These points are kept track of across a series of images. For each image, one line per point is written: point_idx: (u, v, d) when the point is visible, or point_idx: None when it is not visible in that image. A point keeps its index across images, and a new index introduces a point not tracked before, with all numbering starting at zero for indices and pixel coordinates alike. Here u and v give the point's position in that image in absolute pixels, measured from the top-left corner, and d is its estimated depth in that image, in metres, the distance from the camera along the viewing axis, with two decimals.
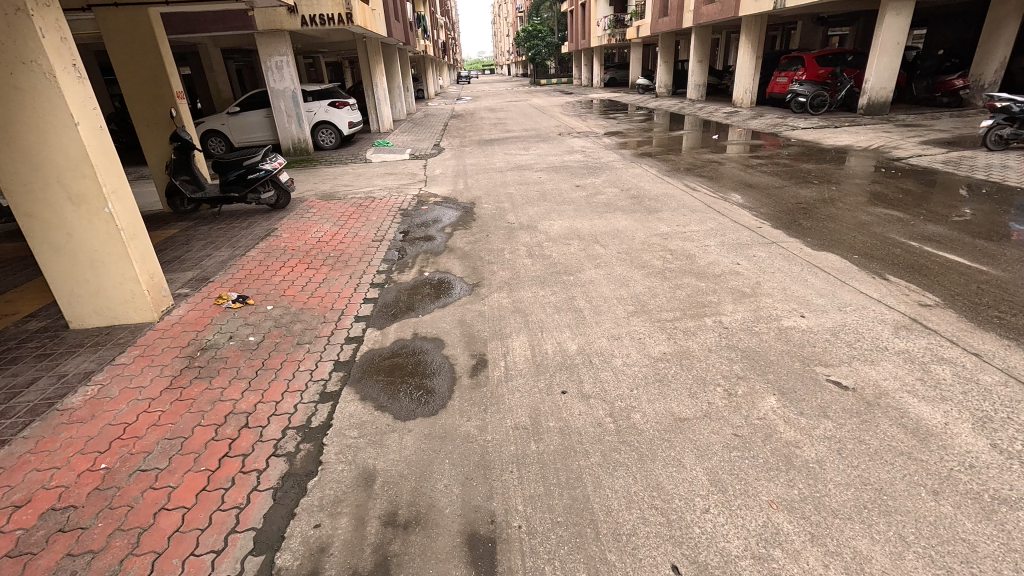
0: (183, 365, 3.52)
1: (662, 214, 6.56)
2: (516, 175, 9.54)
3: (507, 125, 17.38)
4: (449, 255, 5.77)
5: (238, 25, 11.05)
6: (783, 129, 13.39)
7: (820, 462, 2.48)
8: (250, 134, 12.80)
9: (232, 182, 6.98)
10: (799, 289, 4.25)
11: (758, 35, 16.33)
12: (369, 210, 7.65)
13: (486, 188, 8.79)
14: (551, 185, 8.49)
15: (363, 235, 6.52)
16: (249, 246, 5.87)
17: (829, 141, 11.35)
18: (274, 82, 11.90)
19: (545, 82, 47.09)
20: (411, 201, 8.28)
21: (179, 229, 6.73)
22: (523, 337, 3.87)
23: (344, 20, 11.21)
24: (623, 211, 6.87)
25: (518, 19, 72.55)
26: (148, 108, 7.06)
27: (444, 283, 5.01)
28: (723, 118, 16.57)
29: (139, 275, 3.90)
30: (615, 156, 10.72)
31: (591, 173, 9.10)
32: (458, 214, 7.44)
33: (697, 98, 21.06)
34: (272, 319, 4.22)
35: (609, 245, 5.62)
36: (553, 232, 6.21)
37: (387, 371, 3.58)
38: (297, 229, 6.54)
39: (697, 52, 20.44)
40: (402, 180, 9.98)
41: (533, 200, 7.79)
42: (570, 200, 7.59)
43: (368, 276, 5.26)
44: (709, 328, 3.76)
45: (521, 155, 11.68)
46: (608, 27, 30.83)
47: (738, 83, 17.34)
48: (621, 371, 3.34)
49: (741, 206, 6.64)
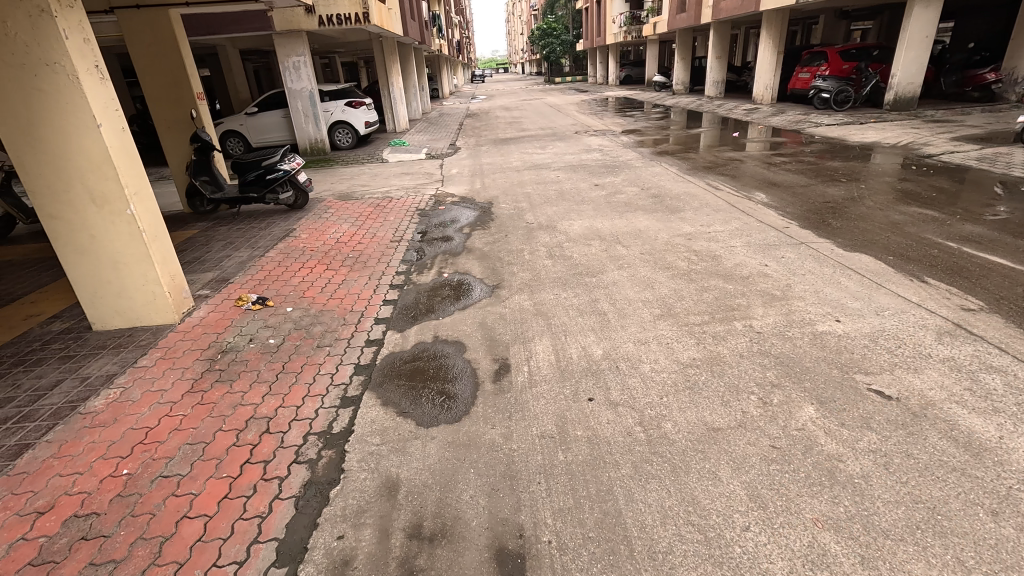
0: (204, 367, 3.49)
1: (684, 214, 6.41)
2: (533, 174, 9.44)
3: (522, 124, 17.29)
4: (468, 256, 5.69)
5: (257, 26, 11.12)
6: (806, 126, 13.08)
7: (865, 477, 2.35)
8: (267, 134, 12.88)
9: (251, 183, 7.00)
10: (832, 292, 4.09)
11: (779, 30, 15.99)
12: (387, 211, 7.62)
13: (503, 187, 8.71)
14: (570, 184, 8.38)
15: (381, 236, 6.47)
16: (268, 246, 5.85)
17: (855, 137, 11.05)
18: (292, 83, 11.94)
19: (559, 80, 46.81)
20: (428, 201, 8.23)
21: (199, 230, 6.76)
22: (546, 341, 3.78)
23: (361, 19, 11.20)
24: (644, 210, 6.74)
25: (532, 16, 72.25)
26: (169, 110, 7.10)
27: (463, 285, 4.94)
28: (743, 115, 16.27)
29: (161, 276, 3.89)
30: (634, 155, 10.56)
31: (610, 172, 8.96)
32: (476, 214, 7.37)
33: (715, 95, 20.73)
34: (292, 321, 4.18)
35: (630, 246, 5.51)
36: (573, 233, 6.11)
37: (408, 375, 3.51)
38: (316, 230, 6.52)
39: (716, 48, 20.09)
40: (419, 179, 9.94)
41: (551, 200, 7.69)
42: (589, 200, 7.47)
43: (386, 278, 5.21)
44: (739, 333, 3.63)
45: (537, 154, 11.59)
46: (624, 24, 30.50)
47: (758, 79, 16.99)
48: (649, 378, 3.23)
49: (766, 206, 6.46)
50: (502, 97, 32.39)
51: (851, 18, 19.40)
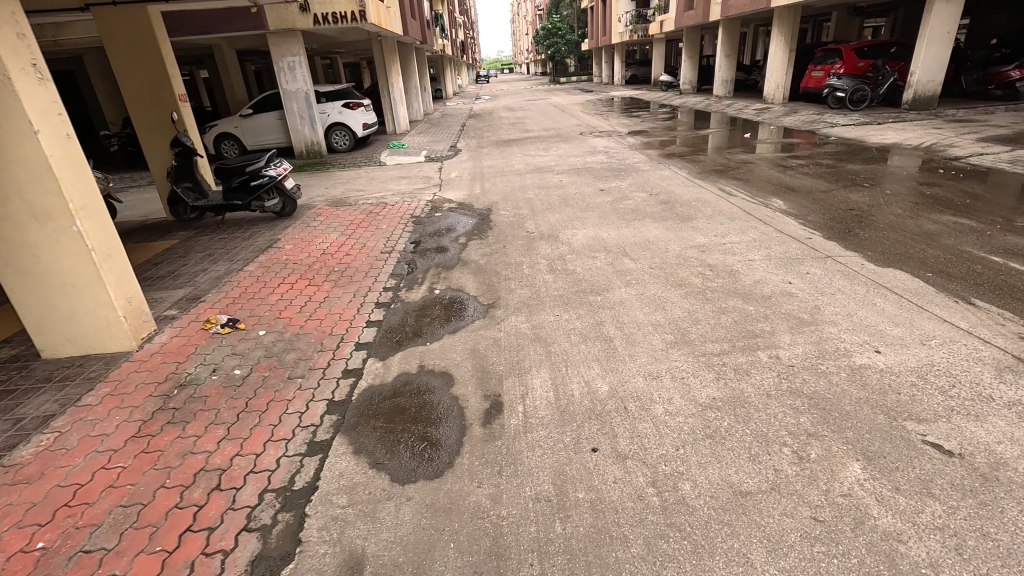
0: (155, 406, 3.08)
1: (697, 222, 5.96)
2: (536, 178, 9.01)
3: (526, 125, 16.86)
4: (462, 270, 5.27)
5: (251, 25, 10.73)
6: (821, 126, 12.55)
7: (934, 566, 1.90)
8: (263, 137, 12.53)
9: (235, 190, 6.61)
10: (866, 316, 3.63)
11: (791, 27, 15.48)
12: (380, 218, 7.21)
13: (504, 192, 8.28)
14: (573, 189, 7.95)
15: (371, 247, 6.07)
16: (248, 259, 5.45)
17: (874, 138, 10.54)
18: (287, 83, 11.58)
19: (564, 80, 46.36)
20: (424, 208, 7.82)
21: (180, 240, 6.38)
22: (544, 372, 3.34)
23: (357, 18, 10.81)
24: (653, 218, 6.30)
25: (537, 16, 71.81)
26: (148, 112, 6.70)
27: (456, 303, 4.52)
28: (754, 115, 15.76)
29: (115, 299, 3.48)
30: (641, 157, 10.10)
31: (616, 176, 8.51)
32: (474, 222, 6.96)
33: (724, 94, 20.19)
34: (263, 348, 3.77)
35: (639, 260, 5.07)
36: (576, 243, 5.67)
37: (387, 414, 3.09)
38: (302, 240, 6.12)
39: (725, 46, 19.56)
40: (416, 184, 9.53)
41: (553, 206, 7.26)
42: (594, 206, 7.04)
43: (373, 295, 4.80)
44: (764, 366, 3.18)
45: (540, 156, 11.15)
46: (630, 23, 29.99)
47: (769, 77, 16.46)
48: (663, 423, 2.78)
49: (785, 214, 6.00)
50: (506, 97, 31.98)
51: (864, 14, 18.81)
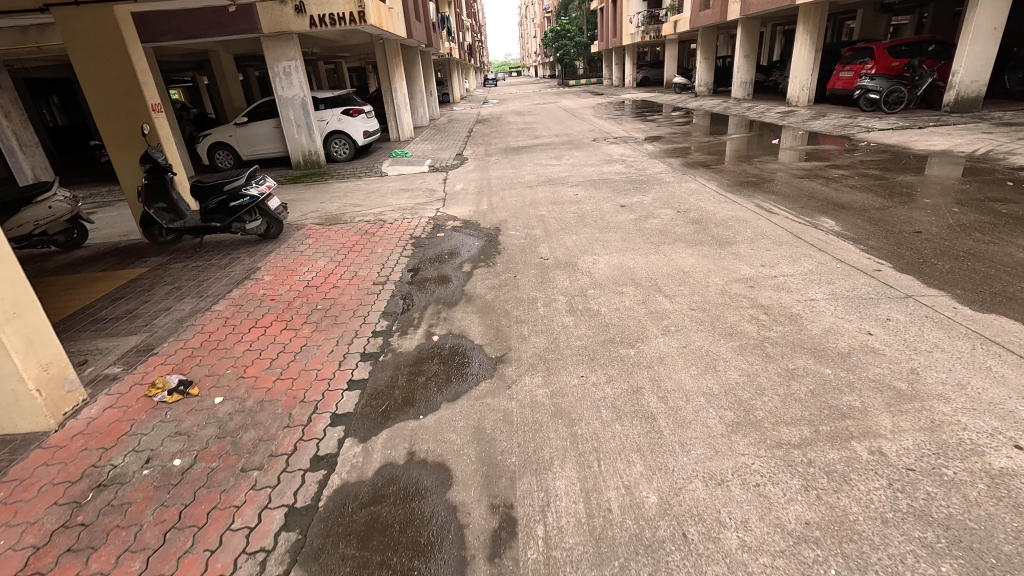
0: (56, 523, 2.34)
1: (738, 247, 5.16)
2: (548, 191, 8.24)
3: (536, 130, 16.10)
4: (466, 307, 4.51)
5: (243, 28, 10.07)
6: (854, 130, 11.66)
7: None
8: (259, 146, 11.87)
9: (213, 211, 5.90)
10: (984, 389, 2.80)
11: (818, 26, 14.55)
12: (376, 239, 6.47)
13: (514, 208, 7.52)
14: (591, 205, 7.18)
15: (363, 276, 5.31)
16: (219, 295, 4.72)
17: (918, 144, 9.64)
18: (283, 90, 10.92)
19: (572, 82, 45.63)
20: (425, 226, 7.08)
21: (149, 267, 5.67)
22: (569, 469, 2.56)
23: (356, 19, 10.21)
24: (685, 242, 5.50)
25: (546, 17, 71.06)
26: (118, 124, 6.02)
27: (457, 355, 3.74)
28: (777, 118, 14.88)
29: (26, 369, 2.76)
30: (662, 167, 9.29)
31: (637, 189, 7.72)
32: (480, 244, 6.21)
33: (743, 96, 19.27)
34: (216, 424, 3.02)
35: (675, 296, 4.28)
36: (600, 274, 4.89)
37: (361, 535, 2.31)
38: (284, 269, 5.38)
39: (744, 46, 18.63)
40: (418, 198, 8.80)
41: (569, 226, 6.47)
42: (616, 226, 6.25)
43: (359, 342, 4.03)
44: (866, 469, 2.37)
45: (552, 166, 10.38)
46: (642, 24, 29.14)
47: (793, 78, 15.56)
48: (743, 567, 1.98)
49: (840, 237, 5.17)
50: (514, 101, 31.28)
51: (892, 11, 17.89)
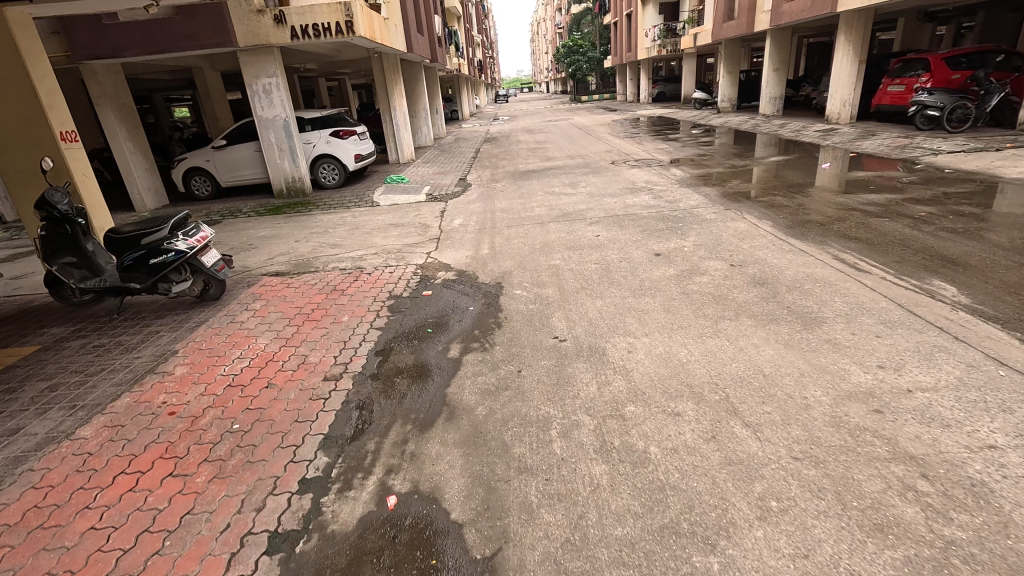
0: None
1: (832, 332, 3.69)
2: (562, 231, 6.84)
3: (548, 151, 14.81)
4: (447, 432, 3.06)
5: (215, 41, 8.91)
6: (916, 153, 10.13)
7: None
8: (238, 172, 10.66)
9: (130, 268, 4.56)
10: None
11: (861, 35, 13.12)
12: (343, 301, 5.08)
13: (522, 253, 6.14)
14: (617, 253, 5.78)
15: (313, 368, 3.88)
16: (99, 404, 3.34)
17: (1005, 170, 8.11)
18: (262, 109, 9.70)
19: (584, 98, 44.58)
20: (411, 280, 5.70)
21: (41, 345, 4.33)
22: None
23: (344, 30, 9.13)
24: (751, 317, 4.04)
25: (558, 33, 70.49)
26: (21, 160, 4.85)
27: (421, 550, 2.28)
28: (816, 138, 13.39)
29: None
30: (697, 198, 7.85)
31: (671, 230, 6.30)
32: (476, 310, 4.79)
33: (772, 113, 17.81)
34: None
35: (760, 426, 2.80)
36: (640, 374, 3.44)
37: None
38: (210, 354, 3.99)
39: (773, 59, 17.20)
40: (409, 236, 7.45)
41: (590, 284, 5.04)
42: (651, 286, 4.81)
43: (274, 508, 2.57)
44: None
45: (566, 196, 9.00)
46: (658, 37, 27.97)
47: (833, 94, 14.08)
48: None
49: (979, 317, 3.68)
50: (525, 117, 30.24)
51: (938, 20, 16.39)
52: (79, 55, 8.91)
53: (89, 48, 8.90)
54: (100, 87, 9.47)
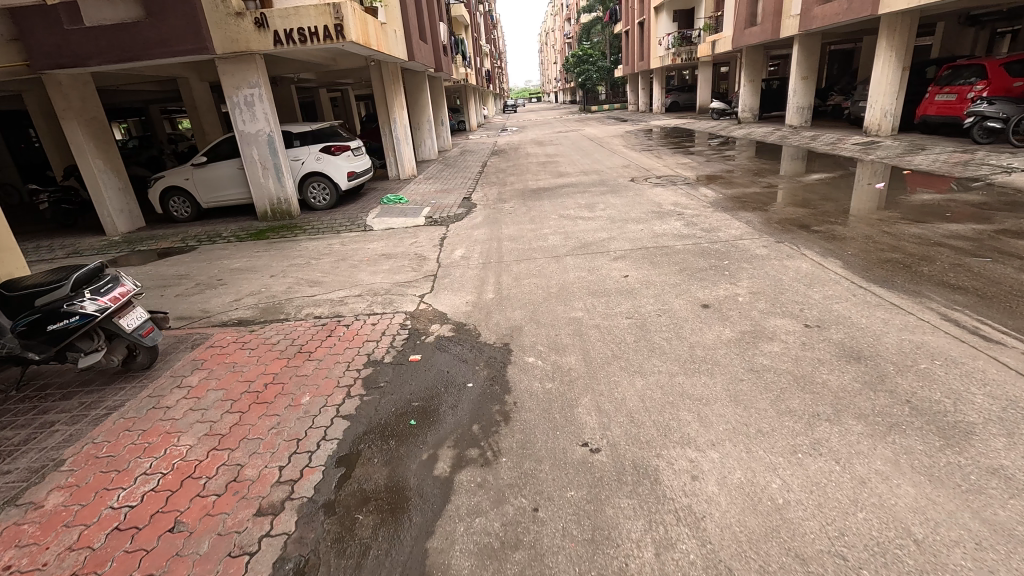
0: None
1: (997, 456, 2.51)
2: (582, 268, 5.76)
3: (560, 165, 13.77)
4: None
5: (189, 48, 7.96)
6: (980, 171, 8.93)
7: None
8: (220, 191, 9.69)
9: (23, 335, 3.48)
10: None
11: (905, 39, 11.97)
12: (308, 372, 3.98)
13: (535, 299, 5.04)
14: (653, 302, 4.68)
15: (244, 492, 2.77)
16: None
17: None
18: (244, 123, 8.74)
19: (595, 108, 43.69)
20: (398, 336, 4.58)
21: None
22: None
23: (332, 35, 8.14)
24: (860, 419, 2.88)
25: (567, 43, 69.86)
26: None
27: None
28: (855, 151, 12.22)
29: None
30: (739, 226, 6.73)
31: (717, 272, 5.18)
32: (475, 388, 3.67)
33: (799, 124, 16.66)
34: None
35: None
36: (717, 527, 2.29)
37: None
38: (107, 468, 2.90)
39: (801, 66, 16.09)
40: (402, 271, 6.39)
41: (623, 350, 3.91)
42: (706, 358, 3.68)
43: None
44: None
45: (583, 220, 7.91)
46: (672, 46, 26.95)
47: (871, 103, 12.91)
48: None
49: None
50: (534, 129, 29.29)
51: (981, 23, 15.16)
52: (39, 64, 7.96)
53: (50, 56, 7.96)
54: (65, 99, 8.54)
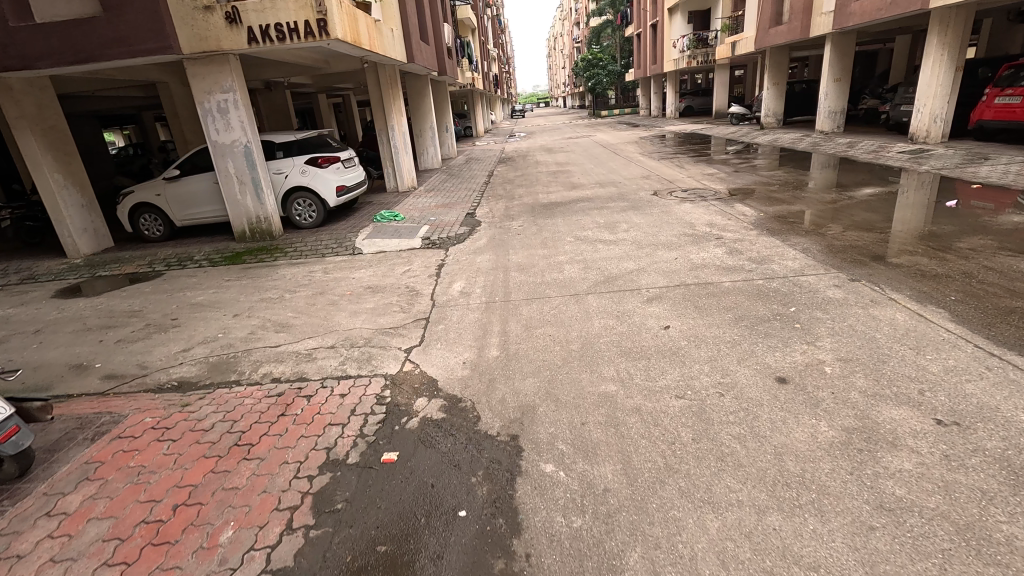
0: None
1: None
2: (609, 313, 4.62)
3: (572, 176, 12.65)
4: None
5: (150, 48, 6.96)
6: None
7: None
8: (194, 208, 8.67)
9: None
10: None
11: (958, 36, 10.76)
12: (241, 484, 2.86)
13: (551, 361, 3.90)
14: (709, 371, 3.53)
15: None
16: None
17: None
18: (217, 133, 7.72)
19: (604, 112, 42.52)
20: (371, 419, 3.44)
21: None
22: None
23: (314, 31, 7.10)
24: None
25: (575, 47, 68.87)
26: None
27: None
28: (900, 160, 11.01)
29: None
30: (795, 256, 5.58)
31: (786, 326, 4.03)
32: (472, 524, 2.50)
33: (829, 129, 15.43)
34: None
35: None
36: None
37: None
38: None
39: (833, 68, 14.88)
40: (389, 311, 5.27)
41: (682, 458, 2.77)
42: (808, 481, 2.51)
43: None
44: None
45: (604, 244, 6.77)
46: (687, 48, 25.79)
47: (918, 106, 11.67)
48: None
49: None
50: (542, 134, 28.28)
51: None
52: None
53: None
54: (18, 107, 7.58)
